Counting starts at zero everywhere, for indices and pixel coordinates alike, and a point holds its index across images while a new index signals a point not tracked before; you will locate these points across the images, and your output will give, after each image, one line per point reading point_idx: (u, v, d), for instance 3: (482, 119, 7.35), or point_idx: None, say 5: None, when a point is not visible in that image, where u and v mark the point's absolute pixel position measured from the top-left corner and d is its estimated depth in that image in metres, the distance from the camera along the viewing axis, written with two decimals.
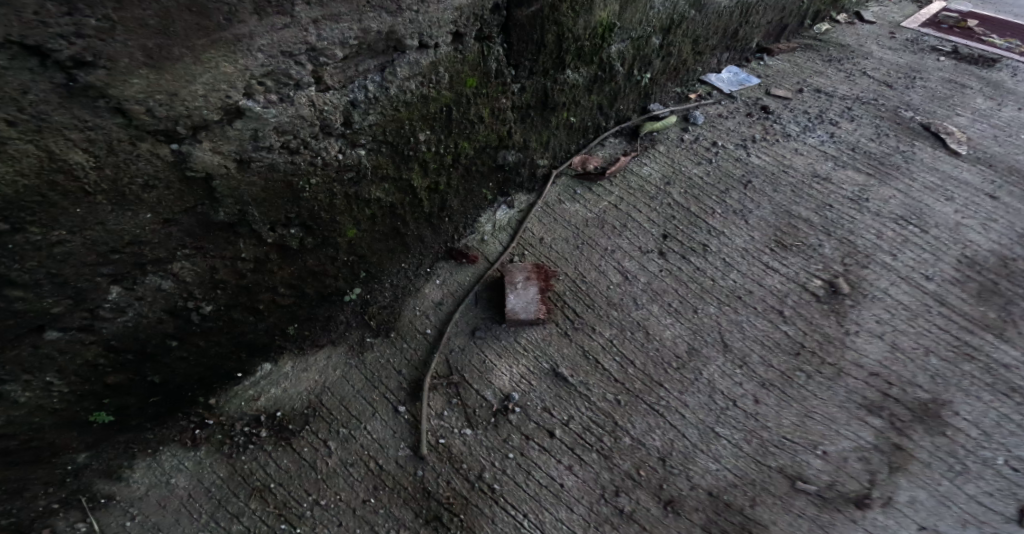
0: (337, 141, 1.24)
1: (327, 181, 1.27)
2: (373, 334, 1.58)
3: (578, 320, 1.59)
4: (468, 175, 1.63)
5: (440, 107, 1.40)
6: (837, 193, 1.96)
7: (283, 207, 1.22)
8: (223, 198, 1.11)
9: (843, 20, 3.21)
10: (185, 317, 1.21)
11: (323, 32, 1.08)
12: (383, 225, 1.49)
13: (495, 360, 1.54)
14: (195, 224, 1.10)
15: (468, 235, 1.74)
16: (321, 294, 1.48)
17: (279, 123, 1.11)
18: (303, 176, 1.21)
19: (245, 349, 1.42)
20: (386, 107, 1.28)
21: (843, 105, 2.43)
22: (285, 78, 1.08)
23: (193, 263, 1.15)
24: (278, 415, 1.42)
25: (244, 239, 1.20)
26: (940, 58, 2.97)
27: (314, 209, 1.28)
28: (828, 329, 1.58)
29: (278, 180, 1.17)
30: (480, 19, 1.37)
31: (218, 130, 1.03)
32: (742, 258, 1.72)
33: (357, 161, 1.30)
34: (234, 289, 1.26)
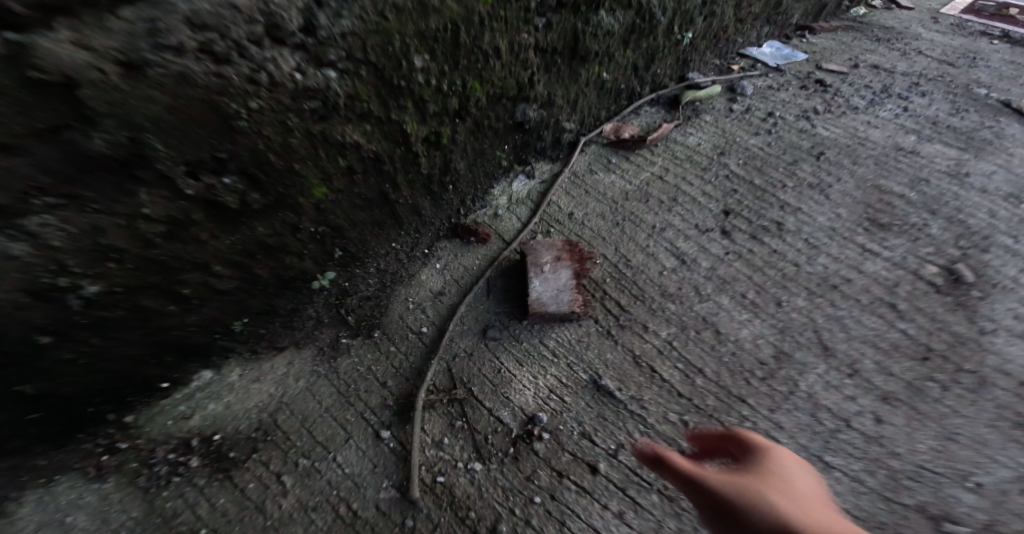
0: (293, 55, 0.88)
1: (279, 111, 0.90)
2: (350, 333, 1.21)
3: (625, 312, 1.21)
4: (479, 132, 1.28)
5: (443, 24, 1.05)
6: (929, 166, 1.61)
7: (206, 141, 0.84)
8: (102, 118, 0.73)
9: (880, 6, 2.94)
10: (61, 303, 0.82)
11: None
12: (366, 185, 1.12)
13: (513, 369, 1.15)
14: (58, 157, 0.72)
15: (477, 210, 1.39)
16: (280, 278, 1.10)
17: (193, 11, 0.75)
18: (236, 99, 0.84)
19: (168, 352, 1.03)
20: (368, 10, 0.92)
21: (907, 81, 2.10)
22: None
23: (63, 220, 0.76)
24: (216, 439, 1.04)
25: (150, 188, 0.83)
26: (994, 40, 2.67)
27: (259, 148, 0.91)
28: (958, 327, 1.18)
29: (197, 100, 0.80)
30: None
31: (85, 12, 0.67)
32: (830, 238, 1.34)
33: (324, 86, 0.94)
34: (138, 264, 0.87)
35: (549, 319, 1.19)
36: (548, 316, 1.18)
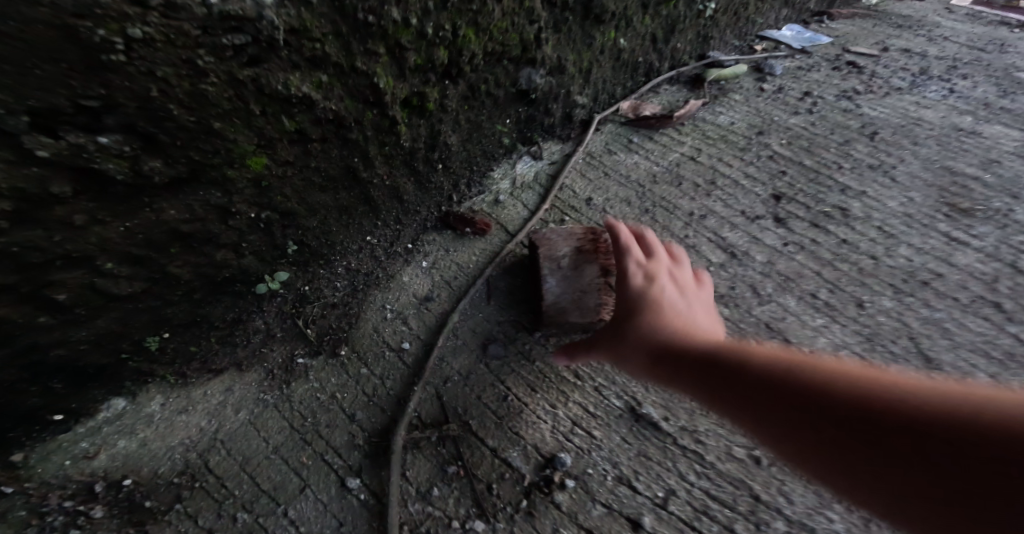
0: None
1: (183, 46, 0.64)
2: (308, 351, 0.94)
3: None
4: (474, 99, 1.03)
5: None
6: (997, 147, 1.39)
7: (61, 80, 0.58)
8: None
9: None
10: None
11: None
12: (330, 160, 0.87)
13: (524, 397, 0.90)
14: None
15: (473, 196, 1.13)
16: (209, 280, 0.84)
17: None
18: (105, 24, 0.57)
19: (56, 377, 0.77)
20: None
21: (944, 64, 1.91)
22: None
23: None
24: (126, 484, 0.79)
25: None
26: (1016, 29, 2.51)
27: (154, 95, 0.64)
28: None
29: (37, 18, 0.53)
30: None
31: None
32: (906, 226, 1.10)
33: (256, 15, 0.68)
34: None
35: (570, 328, 0.92)
36: (567, 325, 0.92)
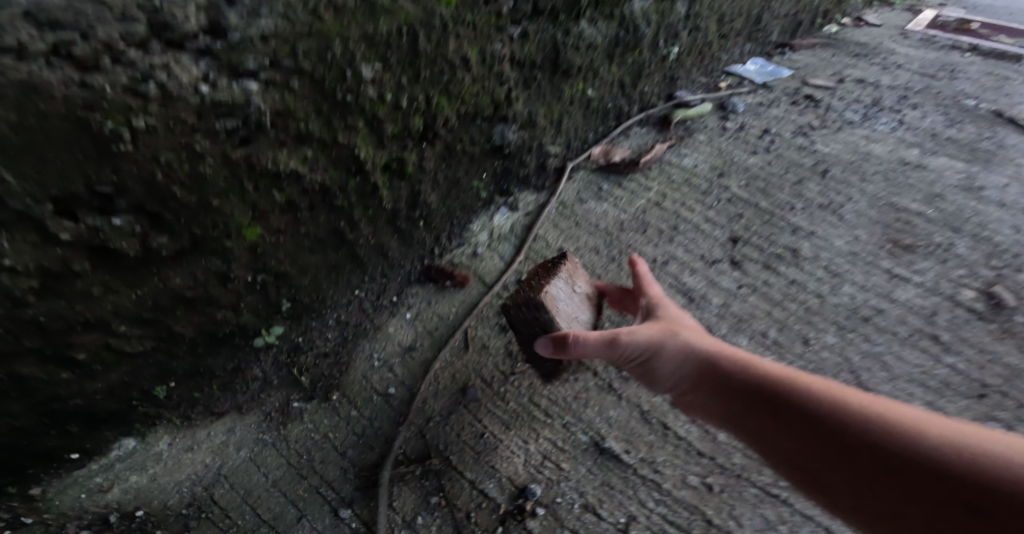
0: (198, 62, 0.71)
1: (181, 132, 0.73)
2: (303, 396, 1.05)
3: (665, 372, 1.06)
4: (451, 158, 1.12)
5: (397, 28, 0.88)
6: (941, 180, 1.50)
7: (79, 170, 0.67)
8: None
9: (851, 21, 2.94)
10: None
11: None
12: (316, 224, 0.96)
13: (499, 434, 0.99)
14: None
15: (455, 249, 1.23)
16: (210, 336, 0.94)
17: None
18: (112, 116, 0.66)
19: (72, 421, 0.87)
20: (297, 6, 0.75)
21: (897, 93, 2.04)
22: None
23: None
24: (139, 516, 0.91)
25: (9, 230, 0.65)
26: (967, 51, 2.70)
27: (159, 179, 0.74)
28: (1012, 358, 1.08)
29: (54, 115, 0.61)
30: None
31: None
32: (852, 265, 1.21)
33: (242, 98, 0.77)
34: (8, 326, 0.70)
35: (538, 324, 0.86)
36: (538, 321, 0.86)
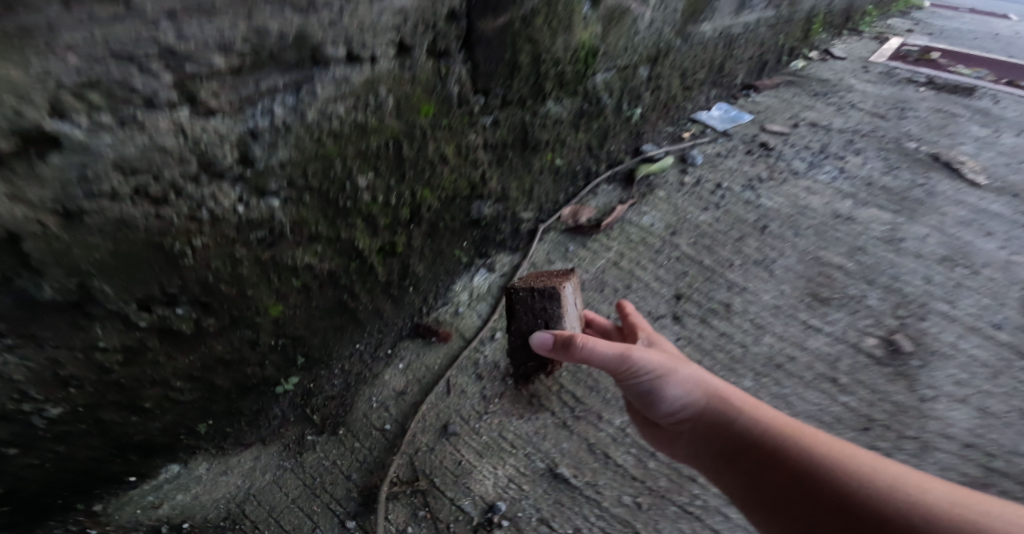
0: (235, 188, 0.92)
1: (225, 244, 0.96)
2: (316, 431, 1.29)
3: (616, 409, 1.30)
4: (435, 233, 1.34)
5: (384, 142, 1.09)
6: (866, 233, 1.73)
7: (155, 279, 0.91)
8: (49, 268, 0.77)
9: (817, 57, 3.28)
10: (22, 421, 0.89)
11: (184, 29, 0.75)
12: (323, 297, 1.19)
13: (473, 461, 1.23)
14: (11, 303, 0.77)
15: (440, 307, 1.47)
16: (242, 385, 1.18)
17: (122, 157, 0.77)
18: (178, 238, 0.89)
19: (132, 451, 1.11)
20: (304, 139, 0.96)
21: (844, 138, 2.26)
22: (123, 93, 0.74)
23: (23, 356, 0.82)
24: (185, 528, 1.15)
25: (102, 321, 0.88)
26: (920, 88, 3.02)
27: (209, 281, 0.97)
28: (899, 396, 1.32)
29: (138, 241, 0.85)
30: (434, 29, 1.07)
31: (17, 164, 0.69)
32: (774, 318, 1.45)
33: (268, 215, 0.99)
34: (97, 386, 0.94)
35: (538, 318, 1.11)
36: (536, 317, 1.11)
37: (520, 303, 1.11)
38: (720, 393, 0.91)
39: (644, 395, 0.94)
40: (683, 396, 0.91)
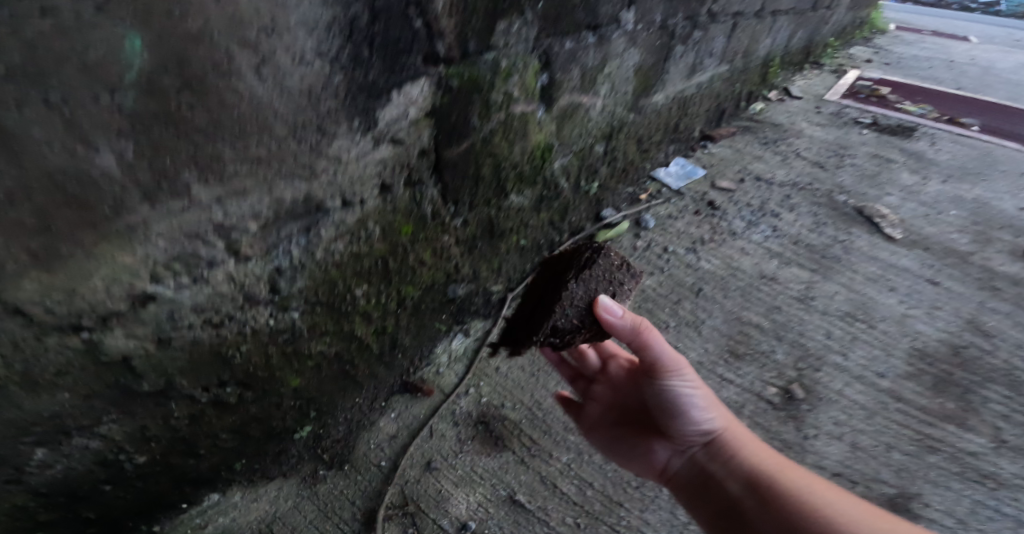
0: (266, 308, 1.20)
1: (263, 344, 1.25)
2: (326, 466, 1.65)
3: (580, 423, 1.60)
4: (419, 312, 1.64)
5: (373, 260, 1.37)
6: (784, 292, 2.10)
7: (214, 372, 1.21)
8: (146, 373, 1.08)
9: (774, 98, 3.99)
10: (117, 466, 1.20)
11: (229, 208, 1.01)
12: (330, 369, 1.49)
13: (450, 489, 1.57)
14: (118, 395, 1.06)
15: (424, 368, 1.83)
16: (269, 432, 1.51)
17: (195, 303, 1.06)
18: (230, 344, 1.19)
19: (187, 483, 1.43)
20: (315, 272, 1.24)
21: (782, 194, 2.64)
22: (195, 260, 1.02)
23: (121, 424, 1.12)
24: None
25: (175, 400, 1.18)
26: (864, 130, 3.56)
27: (249, 369, 1.28)
28: (787, 435, 1.66)
29: (204, 351, 1.15)
30: (407, 168, 1.33)
31: (129, 314, 0.97)
32: (698, 371, 1.78)
33: (290, 323, 1.27)
34: (169, 440, 1.26)
35: (608, 286, 1.34)
36: (608, 281, 1.34)
37: (602, 261, 1.35)
38: (728, 423, 1.31)
39: (683, 402, 1.29)
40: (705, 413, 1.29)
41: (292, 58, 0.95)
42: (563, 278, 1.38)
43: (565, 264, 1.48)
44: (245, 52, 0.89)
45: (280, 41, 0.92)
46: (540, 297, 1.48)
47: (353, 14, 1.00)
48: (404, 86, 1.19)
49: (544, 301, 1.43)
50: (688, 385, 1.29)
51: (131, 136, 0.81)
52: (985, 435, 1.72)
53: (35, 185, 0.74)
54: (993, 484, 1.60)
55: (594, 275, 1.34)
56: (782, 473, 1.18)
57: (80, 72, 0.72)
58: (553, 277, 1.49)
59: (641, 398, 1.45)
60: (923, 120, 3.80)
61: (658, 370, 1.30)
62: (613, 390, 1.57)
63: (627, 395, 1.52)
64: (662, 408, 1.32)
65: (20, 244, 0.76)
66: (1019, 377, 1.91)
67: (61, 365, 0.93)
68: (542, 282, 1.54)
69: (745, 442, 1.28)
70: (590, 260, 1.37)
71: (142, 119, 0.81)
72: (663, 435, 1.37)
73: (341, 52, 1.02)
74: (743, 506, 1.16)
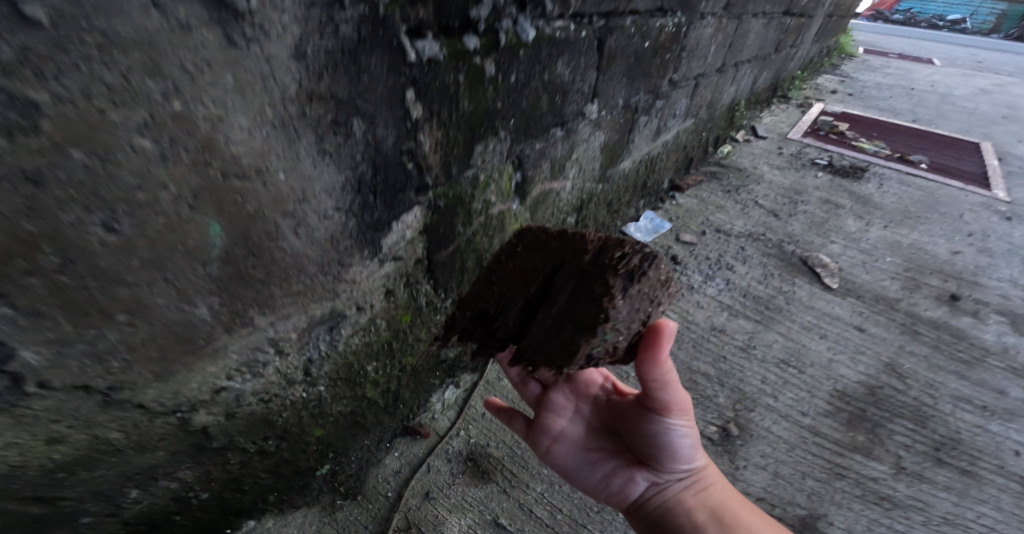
0: (301, 387, 1.52)
1: (299, 408, 1.57)
2: (342, 496, 1.95)
3: (548, 438, 1.71)
4: (417, 374, 2.02)
5: (381, 344, 1.72)
6: (730, 342, 2.46)
7: (264, 431, 1.51)
8: (217, 436, 1.38)
9: (741, 138, 4.49)
10: (185, 500, 1.48)
11: (280, 326, 1.33)
12: (346, 421, 1.82)
13: (445, 514, 1.92)
14: (193, 450, 1.35)
15: (421, 414, 2.21)
16: (297, 470, 1.79)
17: (254, 390, 1.38)
18: (276, 411, 1.50)
19: (231, 513, 1.71)
20: (337, 358, 1.58)
21: (738, 246, 3.06)
22: (257, 363, 1.34)
23: (194, 469, 1.40)
24: None
25: (232, 451, 1.47)
26: (819, 173, 3.99)
27: (286, 428, 1.58)
28: (722, 466, 2.00)
29: (257, 419, 1.46)
30: (406, 274, 1.68)
31: (210, 402, 1.29)
32: None
33: (318, 394, 1.60)
34: (223, 481, 1.55)
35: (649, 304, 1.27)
36: (649, 298, 1.27)
37: (651, 276, 1.24)
38: (704, 465, 1.52)
39: (674, 445, 1.45)
40: (689, 456, 1.47)
41: (319, 216, 1.26)
42: (596, 287, 1.24)
43: (584, 257, 1.30)
44: (287, 220, 1.19)
45: (309, 206, 1.22)
46: (548, 292, 1.35)
47: (360, 172, 1.31)
48: (402, 215, 1.52)
49: (560, 307, 1.31)
50: (684, 430, 1.44)
51: (217, 293, 1.13)
52: (887, 463, 2.07)
53: (157, 332, 1.05)
54: (889, 504, 1.93)
55: (640, 291, 1.23)
56: (737, 513, 1.44)
57: (185, 255, 1.02)
58: (563, 267, 1.35)
59: (619, 427, 1.62)
60: (876, 159, 4.26)
61: (660, 413, 1.42)
62: (574, 401, 1.77)
63: (601, 418, 1.70)
64: (654, 446, 1.47)
65: (145, 368, 1.08)
66: (924, 412, 2.27)
67: (163, 435, 1.23)
68: (538, 267, 1.40)
69: (709, 481, 1.51)
70: (637, 271, 1.23)
71: (224, 281, 1.12)
72: (641, 467, 1.53)
73: (352, 203, 1.34)
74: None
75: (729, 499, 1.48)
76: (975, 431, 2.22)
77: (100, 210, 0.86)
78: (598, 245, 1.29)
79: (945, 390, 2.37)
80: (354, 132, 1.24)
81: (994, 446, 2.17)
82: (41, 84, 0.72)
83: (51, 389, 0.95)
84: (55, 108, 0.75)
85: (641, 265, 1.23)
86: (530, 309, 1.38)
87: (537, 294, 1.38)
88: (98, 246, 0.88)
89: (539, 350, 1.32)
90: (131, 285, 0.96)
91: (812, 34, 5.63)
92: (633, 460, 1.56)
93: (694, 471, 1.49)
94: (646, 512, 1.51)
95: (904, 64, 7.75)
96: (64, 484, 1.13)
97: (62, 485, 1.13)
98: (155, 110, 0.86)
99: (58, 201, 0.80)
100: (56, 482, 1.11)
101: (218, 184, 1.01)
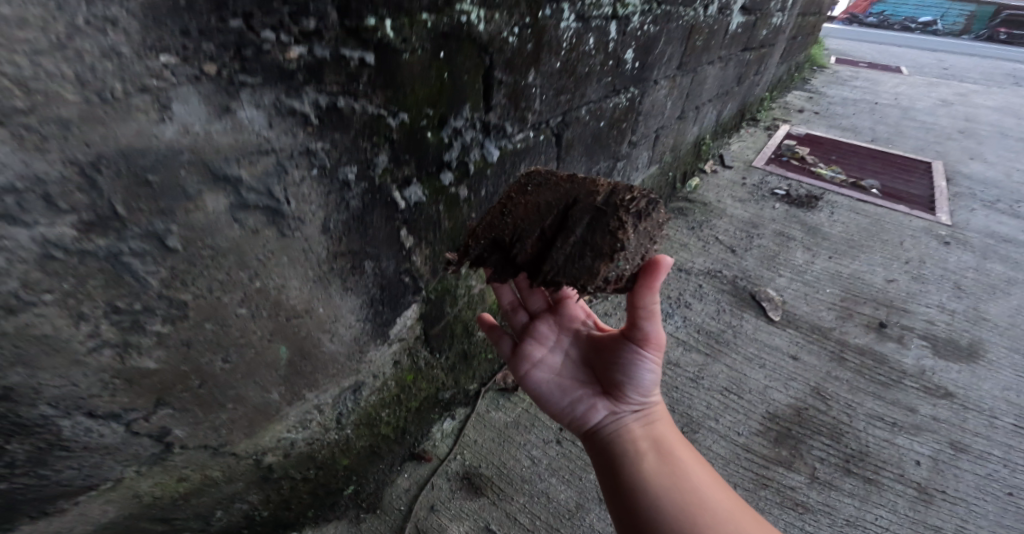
0: (334, 431, 2.05)
1: (332, 448, 2.10)
2: (365, 511, 2.43)
3: (528, 363, 2.06)
4: (421, 412, 2.54)
5: (392, 395, 2.25)
6: (682, 374, 2.95)
7: (310, 464, 2.04)
8: (278, 470, 1.91)
9: (709, 169, 4.96)
10: (252, 517, 2.01)
11: (321, 396, 1.87)
12: (365, 452, 2.31)
13: (447, 522, 2.43)
14: (262, 481, 1.88)
15: (425, 442, 2.73)
16: (327, 491, 2.27)
17: (303, 438, 1.91)
18: (318, 450, 2.03)
19: (279, 526, 2.21)
20: (359, 409, 2.11)
21: (696, 284, 3.56)
22: (306, 421, 1.88)
23: (261, 493, 1.94)
24: None
25: (286, 479, 2.00)
26: (776, 204, 4.45)
27: (323, 462, 2.11)
28: None
29: (304, 456, 1.98)
30: (409, 347, 2.21)
31: (276, 448, 1.83)
32: None
33: (346, 436, 2.12)
34: (277, 502, 2.07)
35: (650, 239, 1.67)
36: (649, 237, 1.65)
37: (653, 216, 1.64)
38: (657, 407, 1.88)
39: (639, 376, 1.80)
40: (647, 393, 1.83)
41: (346, 325, 1.80)
42: (610, 221, 1.58)
43: (596, 199, 1.65)
44: (327, 332, 1.72)
45: (342, 321, 1.76)
46: (565, 225, 1.64)
47: (373, 290, 1.84)
48: (404, 309, 2.06)
49: (578, 237, 1.60)
50: (650, 365, 1.80)
51: (282, 383, 1.66)
52: (804, 473, 2.55)
53: (246, 412, 1.59)
54: (801, 509, 2.41)
55: (643, 228, 1.62)
56: (676, 446, 1.78)
57: (264, 365, 1.56)
58: (578, 205, 1.66)
59: (592, 362, 1.98)
60: (832, 187, 4.71)
61: (640, 343, 1.77)
62: (557, 332, 2.12)
63: (577, 352, 2.06)
64: (624, 376, 1.82)
65: (237, 432, 1.62)
66: (841, 429, 2.74)
67: (245, 471, 1.77)
68: (552, 205, 1.69)
69: (658, 419, 1.85)
70: (643, 212, 1.61)
71: (288, 375, 1.67)
72: (605, 396, 1.88)
73: (370, 312, 1.88)
74: (644, 456, 1.72)
75: (673, 438, 1.81)
76: (883, 444, 2.69)
77: (219, 349, 1.40)
78: (609, 189, 1.65)
79: (862, 409, 2.85)
80: (367, 268, 1.77)
81: (897, 456, 2.64)
82: (186, 287, 1.25)
83: (186, 449, 1.49)
84: (196, 298, 1.28)
85: (646, 208, 1.62)
86: (547, 240, 1.65)
87: (554, 227, 1.65)
88: (217, 369, 1.42)
89: (560, 272, 1.56)
90: (234, 387, 1.50)
91: (776, 60, 6.06)
92: (599, 392, 1.90)
93: (647, 406, 1.84)
94: (600, 432, 1.85)
95: (876, 75, 8.15)
96: (184, 508, 1.67)
97: (182, 509, 1.67)
98: (245, 286, 1.39)
99: (199, 349, 1.34)
100: (179, 507, 1.65)
101: (284, 319, 1.55)
